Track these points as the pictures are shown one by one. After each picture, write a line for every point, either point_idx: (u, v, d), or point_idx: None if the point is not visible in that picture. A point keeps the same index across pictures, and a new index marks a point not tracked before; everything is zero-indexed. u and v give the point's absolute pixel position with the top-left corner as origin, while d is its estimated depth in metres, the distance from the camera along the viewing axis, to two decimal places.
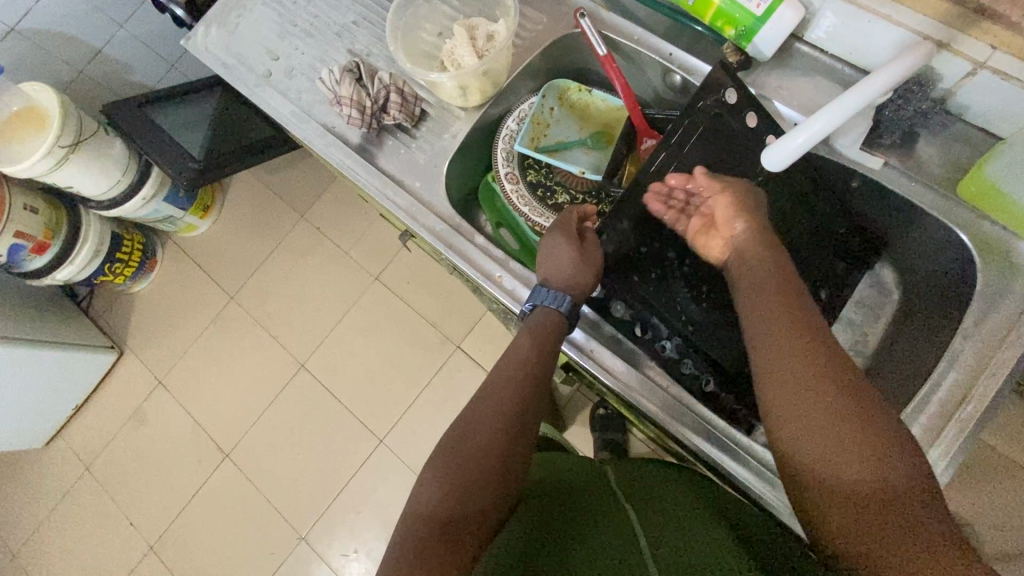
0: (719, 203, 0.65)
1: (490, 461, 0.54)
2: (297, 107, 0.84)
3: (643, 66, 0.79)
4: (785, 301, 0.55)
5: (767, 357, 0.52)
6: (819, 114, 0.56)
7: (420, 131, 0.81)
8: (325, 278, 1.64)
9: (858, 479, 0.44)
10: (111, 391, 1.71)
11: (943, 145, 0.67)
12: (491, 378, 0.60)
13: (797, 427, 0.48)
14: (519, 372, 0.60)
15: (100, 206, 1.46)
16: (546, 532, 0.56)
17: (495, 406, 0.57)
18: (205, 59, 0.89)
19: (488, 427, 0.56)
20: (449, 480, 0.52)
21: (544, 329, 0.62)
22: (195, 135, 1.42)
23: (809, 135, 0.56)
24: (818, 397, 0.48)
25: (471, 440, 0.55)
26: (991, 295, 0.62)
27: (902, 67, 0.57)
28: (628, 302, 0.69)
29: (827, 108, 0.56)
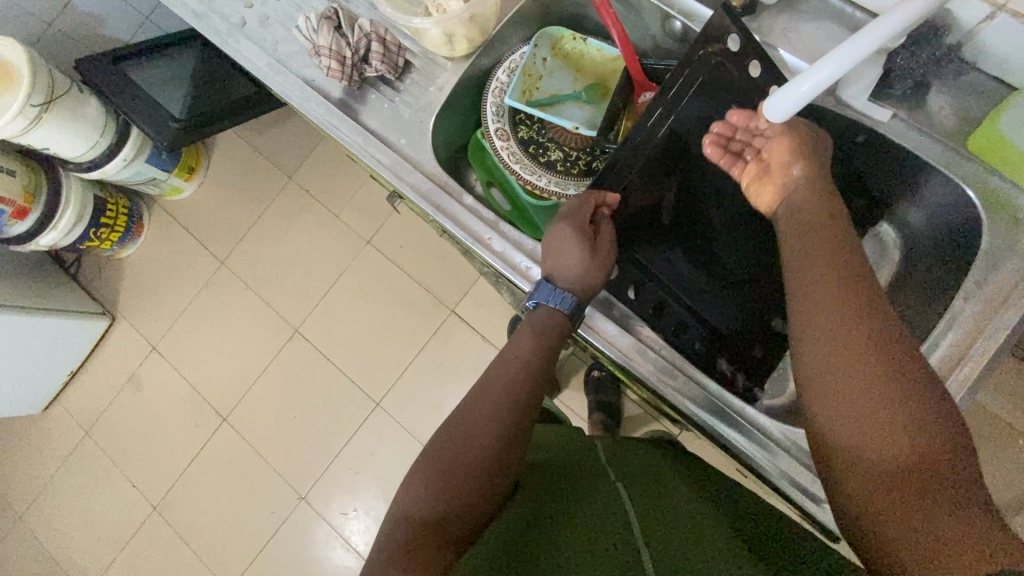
0: (778, 147, 0.59)
1: (480, 459, 0.53)
2: (274, 59, 0.79)
3: (641, 12, 0.74)
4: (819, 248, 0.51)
5: (810, 313, 0.49)
6: (825, 58, 0.50)
7: (404, 84, 0.76)
8: (316, 242, 1.61)
9: (901, 449, 0.42)
10: (106, 357, 1.70)
11: (954, 95, 0.63)
12: (488, 376, 0.60)
13: (838, 383, 0.45)
14: (515, 370, 0.59)
15: (80, 168, 1.41)
16: (538, 513, 0.54)
17: (491, 403, 0.57)
18: (173, 7, 0.83)
19: (481, 425, 0.55)
20: (437, 481, 0.52)
21: (546, 326, 0.61)
22: (175, 93, 1.36)
23: (813, 84, 0.51)
24: (864, 358, 0.45)
25: (463, 440, 0.54)
26: (996, 253, 0.60)
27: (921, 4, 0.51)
28: (623, 265, 0.67)
29: (836, 51, 0.50)
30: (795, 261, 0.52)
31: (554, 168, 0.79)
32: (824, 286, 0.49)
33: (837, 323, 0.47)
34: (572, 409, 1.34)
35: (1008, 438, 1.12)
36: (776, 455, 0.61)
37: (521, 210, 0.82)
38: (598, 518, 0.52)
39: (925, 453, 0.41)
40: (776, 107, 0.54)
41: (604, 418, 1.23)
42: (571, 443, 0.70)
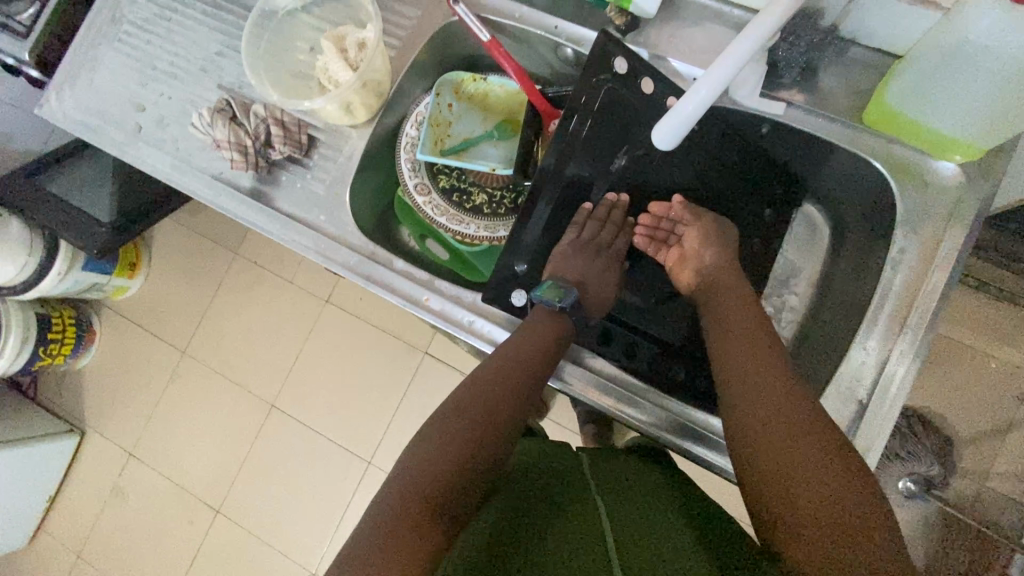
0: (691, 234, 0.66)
1: (482, 451, 0.53)
2: (176, 159, 0.77)
3: (532, 45, 0.74)
4: (738, 304, 0.61)
5: (735, 344, 0.57)
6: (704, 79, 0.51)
7: (313, 159, 0.75)
8: (275, 312, 1.58)
9: (810, 445, 0.47)
10: (81, 474, 1.63)
11: (844, 74, 0.65)
12: (495, 362, 0.59)
13: (762, 398, 0.52)
14: (512, 372, 0.58)
15: (15, 291, 1.37)
16: (516, 525, 0.54)
17: (502, 397, 0.57)
18: (63, 124, 0.81)
19: (486, 414, 0.55)
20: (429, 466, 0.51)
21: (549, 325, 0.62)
22: (105, 193, 1.31)
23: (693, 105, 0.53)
24: (781, 378, 0.53)
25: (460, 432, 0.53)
26: (912, 219, 0.62)
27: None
28: None
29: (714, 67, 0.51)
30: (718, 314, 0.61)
31: (481, 213, 0.78)
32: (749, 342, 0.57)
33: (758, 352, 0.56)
34: (562, 424, 1.35)
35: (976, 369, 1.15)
36: None
37: (460, 257, 0.81)
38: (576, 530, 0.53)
39: (831, 451, 0.47)
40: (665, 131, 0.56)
41: (594, 429, 1.24)
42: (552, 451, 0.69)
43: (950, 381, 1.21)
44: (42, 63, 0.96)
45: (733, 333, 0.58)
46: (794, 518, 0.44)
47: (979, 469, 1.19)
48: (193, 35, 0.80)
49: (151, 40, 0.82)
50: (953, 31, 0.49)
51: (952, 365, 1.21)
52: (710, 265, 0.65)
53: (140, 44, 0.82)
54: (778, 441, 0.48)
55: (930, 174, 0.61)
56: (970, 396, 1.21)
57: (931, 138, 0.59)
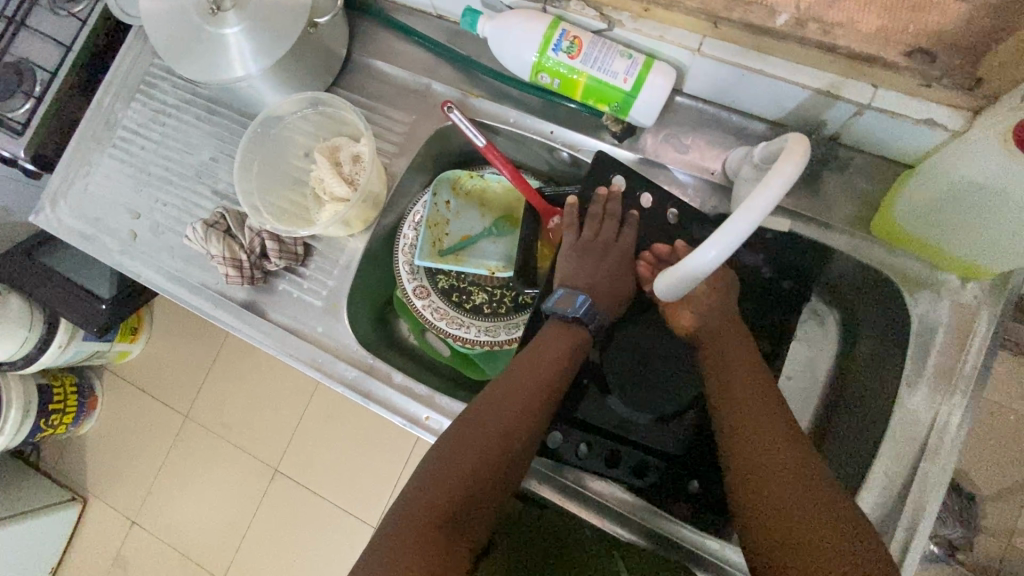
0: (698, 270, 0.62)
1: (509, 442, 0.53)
2: (171, 268, 0.76)
3: (529, 146, 0.73)
4: (732, 352, 0.60)
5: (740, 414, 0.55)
6: (701, 249, 0.45)
7: (310, 269, 0.74)
8: (278, 373, 1.57)
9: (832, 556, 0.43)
10: (84, 544, 1.61)
11: (849, 180, 0.63)
12: (506, 372, 0.59)
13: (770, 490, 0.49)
14: (541, 367, 0.58)
15: (16, 366, 1.36)
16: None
17: (512, 402, 0.55)
18: (58, 233, 0.80)
19: (503, 424, 0.54)
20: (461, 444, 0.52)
21: (568, 334, 0.62)
22: (96, 270, 1.31)
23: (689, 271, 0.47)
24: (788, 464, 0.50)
25: (493, 416, 0.54)
26: (927, 334, 0.60)
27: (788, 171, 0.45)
28: (564, 429, 0.63)
29: (710, 241, 0.45)
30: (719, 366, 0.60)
31: (483, 314, 0.76)
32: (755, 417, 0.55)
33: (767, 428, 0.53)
34: None
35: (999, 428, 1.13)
36: None
37: (462, 354, 0.80)
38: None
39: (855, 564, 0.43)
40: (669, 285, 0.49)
41: None
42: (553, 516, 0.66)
43: (979, 442, 1.17)
44: (39, 158, 0.96)
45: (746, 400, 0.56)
46: None
47: (1005, 532, 1.15)
48: (188, 139, 0.80)
49: (145, 145, 0.81)
50: (963, 164, 0.49)
51: (983, 425, 1.17)
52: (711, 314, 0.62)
53: (134, 150, 0.81)
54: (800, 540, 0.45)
55: (943, 286, 0.60)
56: (998, 456, 1.16)
57: (941, 254, 0.57)
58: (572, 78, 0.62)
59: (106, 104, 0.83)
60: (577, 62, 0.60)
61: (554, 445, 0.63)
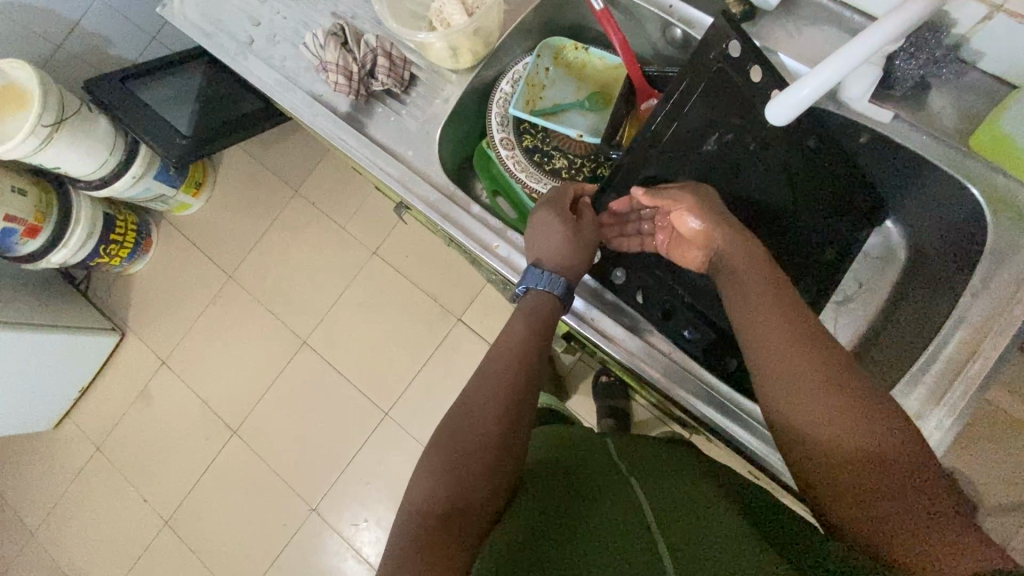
0: (674, 215, 0.63)
1: (485, 437, 0.55)
2: (281, 75, 0.81)
3: (642, 21, 0.75)
4: (749, 251, 0.59)
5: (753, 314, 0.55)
6: (828, 63, 0.51)
7: (410, 97, 0.78)
8: (323, 253, 1.63)
9: (858, 457, 0.46)
10: (116, 373, 1.72)
11: (955, 96, 0.64)
12: (479, 372, 0.60)
13: (795, 400, 0.50)
14: (511, 358, 0.60)
15: (90, 186, 1.44)
16: (551, 518, 0.55)
17: (486, 399, 0.57)
18: (183, 27, 0.85)
19: (486, 439, 0.55)
20: (446, 460, 0.53)
21: (547, 313, 0.63)
22: (182, 111, 1.39)
23: (816, 86, 0.51)
24: (803, 370, 0.50)
25: (469, 419, 0.56)
26: (1001, 251, 0.61)
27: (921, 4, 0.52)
28: (628, 269, 0.69)
29: (836, 56, 0.51)
30: (738, 262, 0.59)
31: (560, 175, 0.80)
32: (769, 316, 0.53)
33: (780, 320, 0.53)
34: (581, 413, 1.38)
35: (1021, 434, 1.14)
36: None
37: (528, 218, 0.82)
38: (612, 514, 0.55)
39: (875, 459, 0.46)
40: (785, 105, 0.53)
41: (613, 423, 1.28)
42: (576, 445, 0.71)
43: (1001, 451, 1.14)
44: None
45: (759, 294, 0.55)
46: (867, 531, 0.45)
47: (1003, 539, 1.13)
48: None
49: None
50: None
51: (1007, 436, 1.15)
52: (709, 239, 0.61)
53: None
54: (832, 450, 0.47)
55: None
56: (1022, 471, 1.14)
57: None
58: None
59: None
60: None
61: (619, 280, 0.69)
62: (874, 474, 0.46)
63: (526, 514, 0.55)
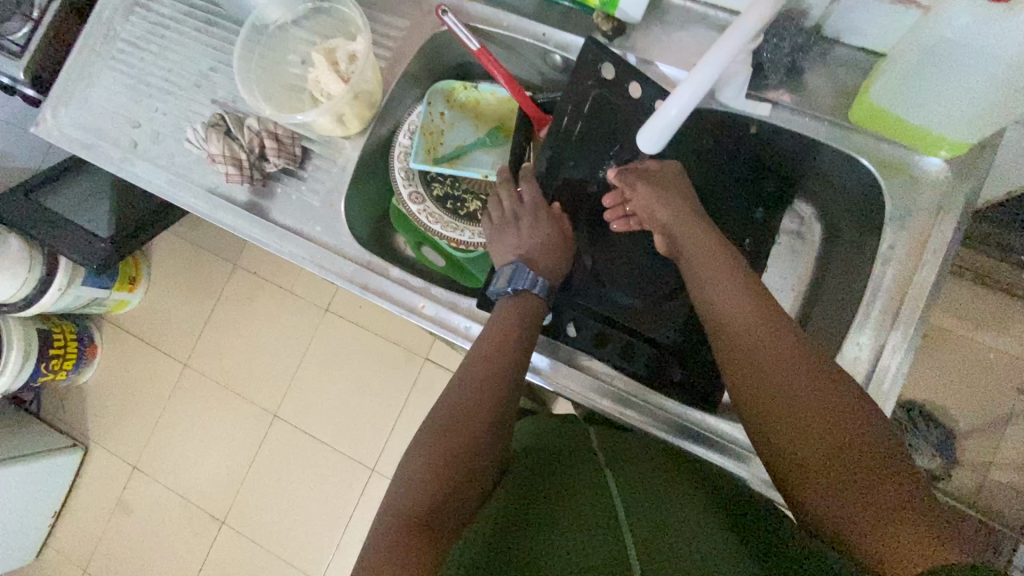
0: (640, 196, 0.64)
1: (469, 443, 0.54)
2: (172, 174, 0.78)
3: (521, 52, 0.76)
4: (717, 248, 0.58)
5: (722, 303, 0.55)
6: (681, 87, 0.53)
7: (307, 171, 0.76)
8: (275, 321, 1.59)
9: (822, 442, 0.46)
10: (87, 489, 1.64)
11: (828, 73, 0.65)
12: (464, 369, 0.59)
13: (758, 385, 0.51)
14: (491, 360, 0.59)
15: (16, 307, 1.38)
16: (524, 522, 0.53)
17: (473, 399, 0.56)
18: (61, 143, 0.82)
19: (470, 446, 0.54)
20: (435, 455, 0.52)
21: (518, 316, 0.62)
22: (98, 210, 1.33)
23: (676, 110, 0.54)
24: (767, 355, 0.51)
25: (456, 417, 0.55)
26: (900, 216, 0.62)
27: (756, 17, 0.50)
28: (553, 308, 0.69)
29: (688, 80, 0.52)
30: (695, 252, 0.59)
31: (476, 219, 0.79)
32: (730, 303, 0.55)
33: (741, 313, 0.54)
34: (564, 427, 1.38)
35: (975, 356, 1.18)
36: (751, 464, 0.63)
37: (456, 264, 0.80)
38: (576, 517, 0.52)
39: (842, 444, 0.45)
40: (646, 138, 0.58)
41: None
42: (561, 434, 0.71)
43: (962, 378, 1.18)
44: (37, 82, 0.98)
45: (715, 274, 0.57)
46: (845, 523, 0.44)
47: (984, 462, 1.16)
48: (186, 51, 0.81)
49: (144, 57, 0.82)
50: (937, 26, 0.50)
51: (962, 362, 1.18)
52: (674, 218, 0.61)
53: (133, 62, 0.82)
54: (795, 439, 0.47)
55: (917, 170, 0.62)
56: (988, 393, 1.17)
57: (913, 135, 0.60)
58: None
59: (106, 17, 0.84)
60: None
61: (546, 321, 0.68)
62: (841, 457, 0.45)
63: (501, 521, 0.54)
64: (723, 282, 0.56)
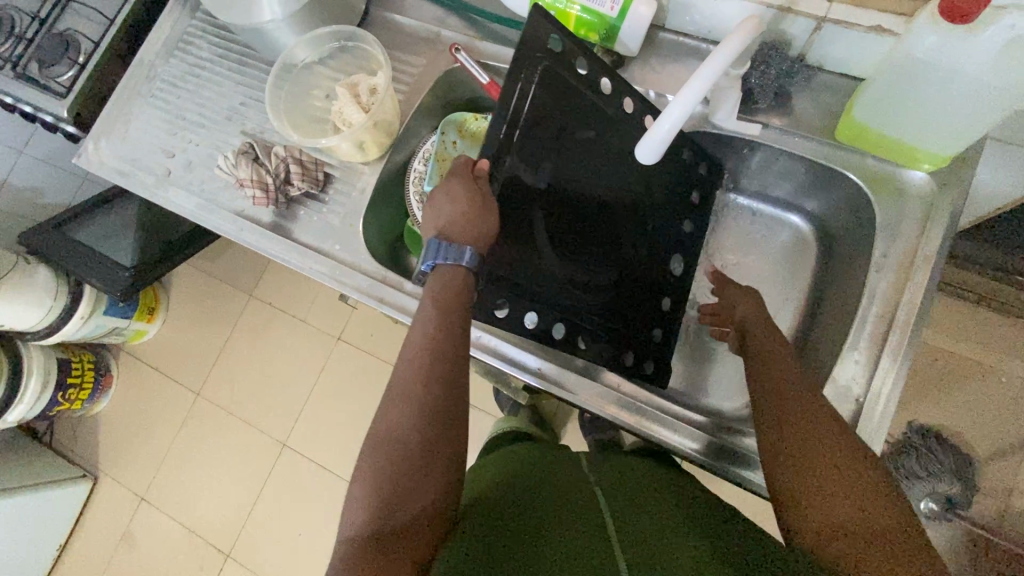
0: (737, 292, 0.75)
1: (414, 456, 0.52)
2: (202, 199, 0.83)
3: None
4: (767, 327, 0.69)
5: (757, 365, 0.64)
6: (672, 107, 0.59)
7: (328, 195, 0.81)
8: (288, 350, 1.62)
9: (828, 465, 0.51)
10: (94, 521, 1.63)
11: (814, 97, 0.70)
12: (399, 372, 0.55)
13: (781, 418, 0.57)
14: (426, 359, 0.55)
15: (39, 335, 1.42)
16: (505, 536, 0.55)
17: (408, 410, 0.53)
18: (100, 172, 0.88)
19: (412, 462, 0.52)
20: (378, 479, 0.51)
21: (447, 297, 0.56)
22: (121, 243, 1.37)
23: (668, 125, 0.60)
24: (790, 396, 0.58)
25: (394, 434, 0.53)
26: (890, 226, 0.66)
27: (734, 46, 0.55)
28: (562, 321, 0.65)
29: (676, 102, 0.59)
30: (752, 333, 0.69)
31: None
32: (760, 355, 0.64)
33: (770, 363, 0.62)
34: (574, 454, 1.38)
35: (984, 378, 1.18)
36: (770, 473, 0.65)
37: None
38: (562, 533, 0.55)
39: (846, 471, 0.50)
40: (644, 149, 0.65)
41: None
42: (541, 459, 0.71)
43: (974, 400, 1.17)
44: (79, 120, 1.06)
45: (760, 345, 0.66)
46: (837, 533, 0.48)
47: (1003, 487, 1.14)
48: (220, 88, 0.88)
49: (181, 94, 0.90)
50: (907, 51, 0.55)
51: (973, 384, 1.18)
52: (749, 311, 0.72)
53: (171, 98, 0.89)
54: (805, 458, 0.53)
55: (904, 183, 0.66)
56: (1002, 415, 1.16)
57: (897, 150, 0.64)
58: (564, 10, 0.70)
59: (147, 61, 0.92)
60: None
61: (557, 337, 0.64)
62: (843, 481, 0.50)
63: (478, 536, 0.55)
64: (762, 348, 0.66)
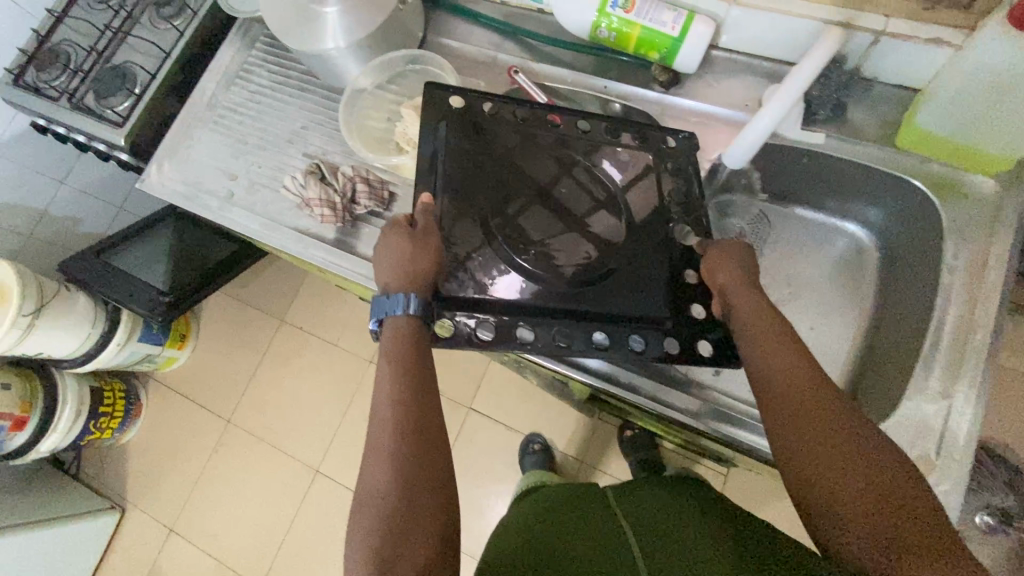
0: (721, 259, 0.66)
1: (397, 506, 0.52)
2: (266, 219, 0.85)
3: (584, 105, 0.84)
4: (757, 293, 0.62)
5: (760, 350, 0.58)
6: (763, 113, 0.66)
7: (392, 212, 0.82)
8: (320, 374, 1.61)
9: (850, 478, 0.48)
10: (120, 554, 1.59)
11: (871, 108, 0.73)
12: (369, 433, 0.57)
13: (795, 422, 0.52)
14: (391, 415, 0.57)
15: (75, 362, 1.42)
16: None
17: (383, 462, 0.55)
18: (164, 195, 0.90)
19: (399, 510, 0.52)
20: (373, 540, 0.51)
21: (399, 349, 0.59)
22: (155, 270, 1.39)
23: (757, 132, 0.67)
24: (802, 393, 0.54)
25: (370, 494, 0.54)
26: (958, 229, 0.67)
27: (823, 53, 0.62)
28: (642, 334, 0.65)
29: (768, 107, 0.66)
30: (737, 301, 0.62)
31: None
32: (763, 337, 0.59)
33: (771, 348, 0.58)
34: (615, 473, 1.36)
35: None
36: None
37: None
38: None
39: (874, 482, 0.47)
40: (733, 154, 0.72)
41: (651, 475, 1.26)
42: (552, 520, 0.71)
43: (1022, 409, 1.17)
44: (134, 148, 1.09)
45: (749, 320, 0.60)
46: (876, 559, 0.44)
47: None
48: (282, 113, 0.91)
49: (243, 119, 0.92)
50: (975, 58, 0.58)
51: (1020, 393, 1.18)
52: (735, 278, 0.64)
53: (234, 123, 0.92)
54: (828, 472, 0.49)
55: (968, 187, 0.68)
56: None
57: (961, 154, 0.67)
58: (626, 31, 0.73)
59: (209, 89, 0.95)
60: (632, 16, 0.71)
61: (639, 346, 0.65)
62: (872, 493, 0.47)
63: None
64: (759, 325, 0.60)
